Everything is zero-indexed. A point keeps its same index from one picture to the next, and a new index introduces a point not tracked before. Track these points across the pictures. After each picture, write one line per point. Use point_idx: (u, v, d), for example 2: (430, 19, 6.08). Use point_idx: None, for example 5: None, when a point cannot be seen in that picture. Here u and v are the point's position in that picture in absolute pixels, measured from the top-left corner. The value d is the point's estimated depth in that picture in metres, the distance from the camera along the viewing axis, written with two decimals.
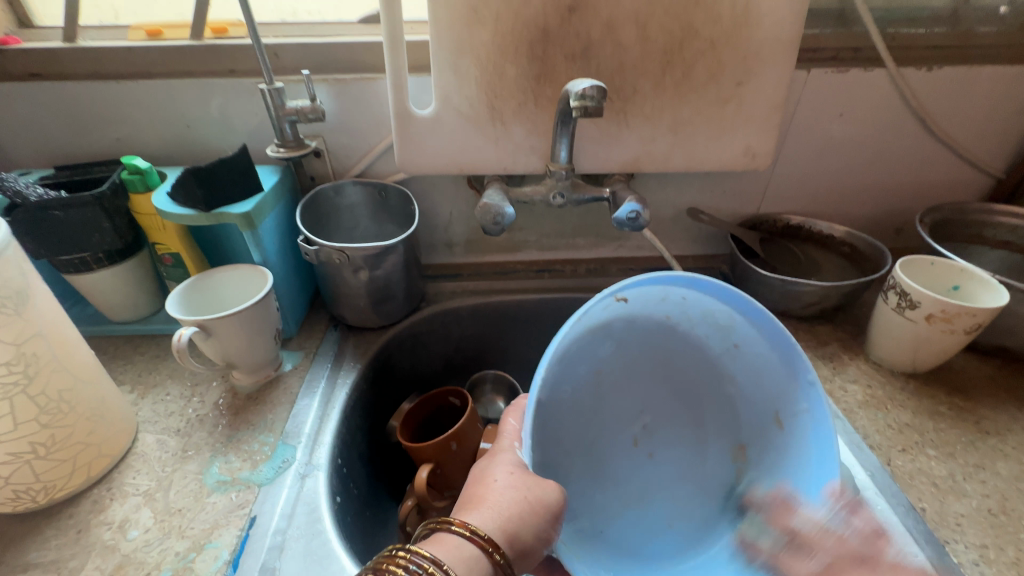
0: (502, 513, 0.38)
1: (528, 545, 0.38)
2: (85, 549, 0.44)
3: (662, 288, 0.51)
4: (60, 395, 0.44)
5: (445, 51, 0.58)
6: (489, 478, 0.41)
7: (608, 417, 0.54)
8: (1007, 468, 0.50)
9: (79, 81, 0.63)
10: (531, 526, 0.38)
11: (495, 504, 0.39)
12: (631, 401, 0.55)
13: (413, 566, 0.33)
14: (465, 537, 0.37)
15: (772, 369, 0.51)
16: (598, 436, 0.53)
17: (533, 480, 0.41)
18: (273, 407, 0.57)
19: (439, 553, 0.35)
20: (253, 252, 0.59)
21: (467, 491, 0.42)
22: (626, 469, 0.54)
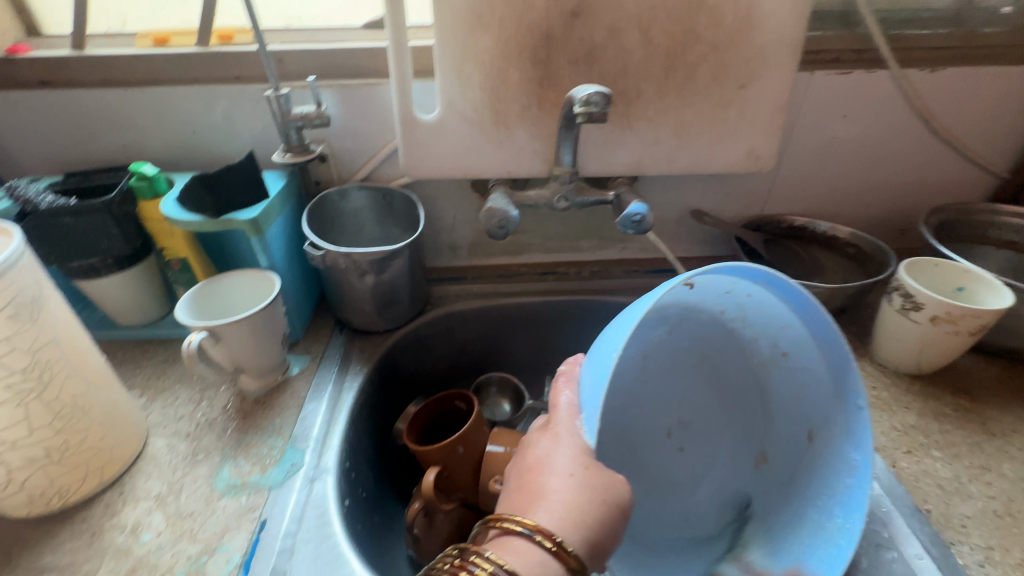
0: (582, 519, 0.38)
1: (604, 544, 0.38)
2: (99, 553, 0.45)
3: (728, 281, 0.48)
4: (74, 400, 0.44)
5: (450, 56, 0.59)
6: (564, 472, 0.39)
7: (648, 400, 0.57)
8: (1013, 469, 0.50)
9: (87, 88, 0.63)
10: (608, 528, 0.38)
11: (575, 507, 0.38)
12: (672, 386, 0.57)
13: None
14: (547, 549, 0.36)
15: (820, 387, 0.48)
16: (635, 417, 0.57)
17: (608, 475, 0.40)
18: (281, 411, 0.58)
19: (521, 566, 0.35)
20: (260, 257, 0.60)
21: (531, 480, 0.40)
22: (657, 454, 0.57)
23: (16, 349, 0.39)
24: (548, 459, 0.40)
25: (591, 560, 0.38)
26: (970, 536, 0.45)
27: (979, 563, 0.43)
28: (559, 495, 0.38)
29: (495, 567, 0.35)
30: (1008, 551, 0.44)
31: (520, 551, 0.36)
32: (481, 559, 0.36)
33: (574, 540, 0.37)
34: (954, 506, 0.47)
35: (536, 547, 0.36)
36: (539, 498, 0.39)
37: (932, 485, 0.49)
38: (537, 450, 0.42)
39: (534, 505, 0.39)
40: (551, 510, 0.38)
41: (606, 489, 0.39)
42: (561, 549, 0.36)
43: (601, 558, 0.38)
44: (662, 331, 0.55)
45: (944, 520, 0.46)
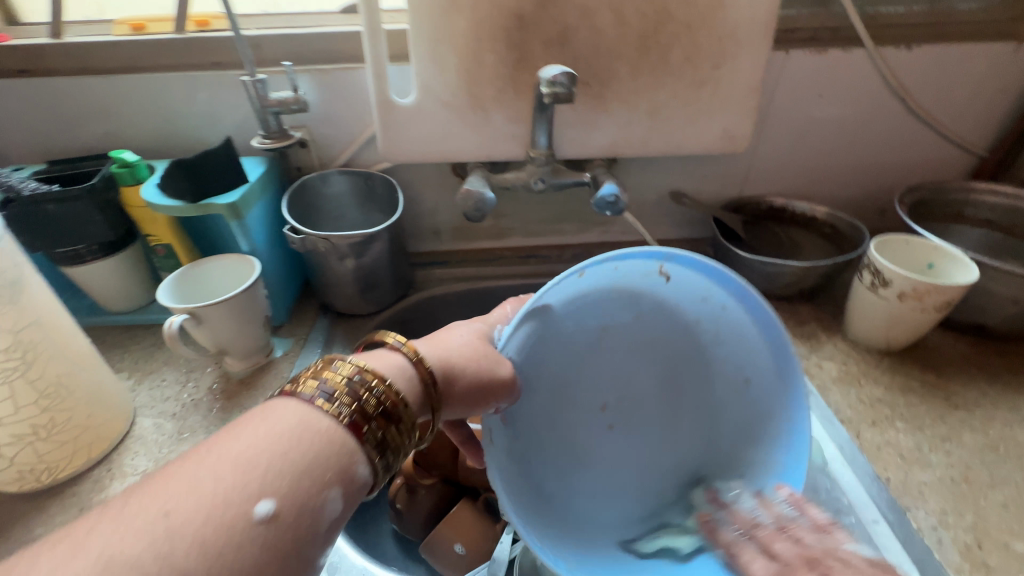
0: (449, 356, 0.40)
1: (464, 391, 0.39)
2: None
3: (707, 285, 0.48)
4: (59, 379, 0.46)
5: (424, 39, 0.59)
6: (461, 334, 0.43)
7: (599, 382, 0.52)
8: (973, 439, 0.52)
9: (67, 77, 0.64)
10: (472, 376, 0.39)
11: (450, 352, 0.40)
12: (625, 374, 0.53)
13: (356, 376, 0.33)
14: (408, 359, 0.37)
15: (767, 418, 0.48)
16: (571, 393, 0.51)
17: (493, 351, 0.42)
18: (265, 391, 0.59)
19: (383, 368, 0.35)
20: (241, 242, 0.61)
21: (430, 338, 0.45)
22: (593, 441, 0.52)
23: None
24: (454, 328, 0.45)
25: (457, 396, 0.38)
26: (926, 502, 0.46)
27: (932, 527, 0.45)
28: (447, 346, 0.41)
29: (359, 366, 0.34)
30: (961, 515, 0.45)
31: (383, 359, 0.36)
32: (347, 359, 0.34)
33: (436, 367, 0.38)
34: (913, 474, 0.49)
35: (400, 359, 0.37)
36: (427, 341, 0.42)
37: (893, 454, 0.50)
38: (447, 327, 0.46)
39: (416, 344, 0.41)
40: (427, 349, 0.40)
41: (489, 354, 0.42)
42: (420, 363, 0.37)
43: (455, 399, 0.38)
44: (631, 315, 0.50)
45: (903, 487, 0.48)
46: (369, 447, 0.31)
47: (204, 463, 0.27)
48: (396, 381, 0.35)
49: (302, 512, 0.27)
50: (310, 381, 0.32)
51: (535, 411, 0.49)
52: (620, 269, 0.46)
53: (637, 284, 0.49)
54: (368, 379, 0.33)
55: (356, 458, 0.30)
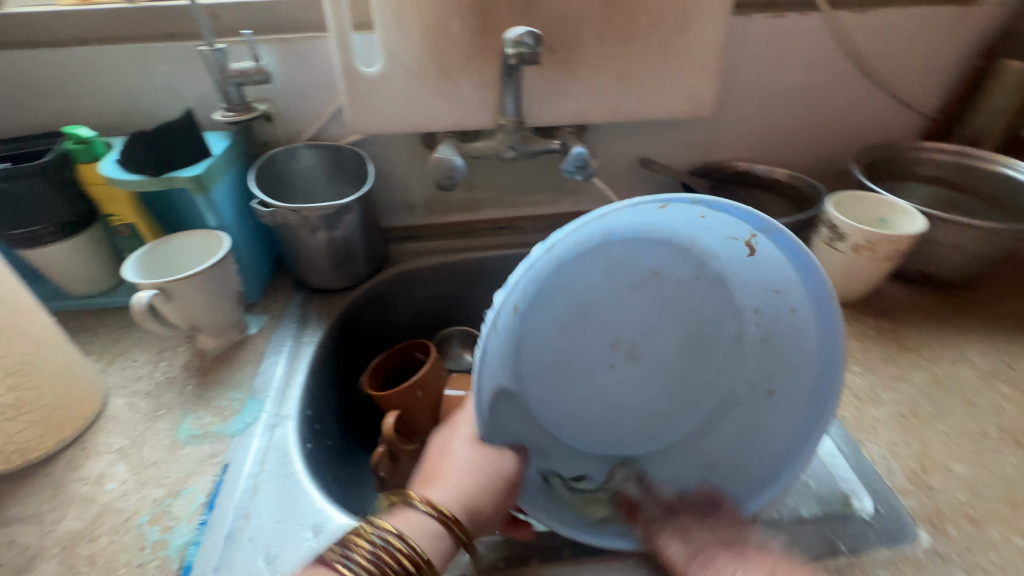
0: (463, 491, 0.40)
1: (485, 514, 0.40)
2: (63, 502, 0.46)
3: (788, 277, 0.42)
4: (24, 357, 0.45)
5: (388, 6, 0.58)
6: (464, 453, 0.43)
7: (625, 323, 0.50)
8: (921, 378, 0.56)
9: (12, 51, 0.61)
10: (493, 499, 0.40)
11: (466, 485, 0.40)
12: (658, 324, 0.50)
13: (378, 541, 0.35)
14: (432, 516, 0.38)
15: (771, 432, 0.46)
16: (592, 318, 0.49)
17: (499, 455, 0.42)
18: (241, 366, 0.59)
19: (405, 528, 0.37)
20: (208, 218, 0.60)
21: (427, 465, 0.44)
22: (589, 375, 0.51)
23: None
24: (450, 446, 0.44)
25: (477, 526, 0.40)
26: (878, 435, 0.50)
27: (883, 456, 0.48)
28: (455, 476, 0.41)
29: (384, 530, 0.36)
30: (909, 445, 0.49)
31: (410, 520, 0.38)
32: (370, 523, 0.36)
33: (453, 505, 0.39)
34: (867, 412, 0.52)
35: (423, 516, 0.38)
36: (436, 478, 0.41)
37: (849, 395, 0.54)
38: (438, 438, 0.46)
39: (430, 483, 0.41)
40: (444, 485, 0.41)
41: (492, 465, 0.42)
42: (443, 515, 0.38)
43: (483, 525, 0.40)
44: (692, 269, 0.46)
45: (857, 423, 0.51)
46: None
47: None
48: (423, 545, 0.36)
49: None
50: (344, 548, 0.34)
51: (542, 322, 0.46)
52: (712, 216, 0.40)
53: (717, 249, 0.45)
54: (393, 544, 0.35)
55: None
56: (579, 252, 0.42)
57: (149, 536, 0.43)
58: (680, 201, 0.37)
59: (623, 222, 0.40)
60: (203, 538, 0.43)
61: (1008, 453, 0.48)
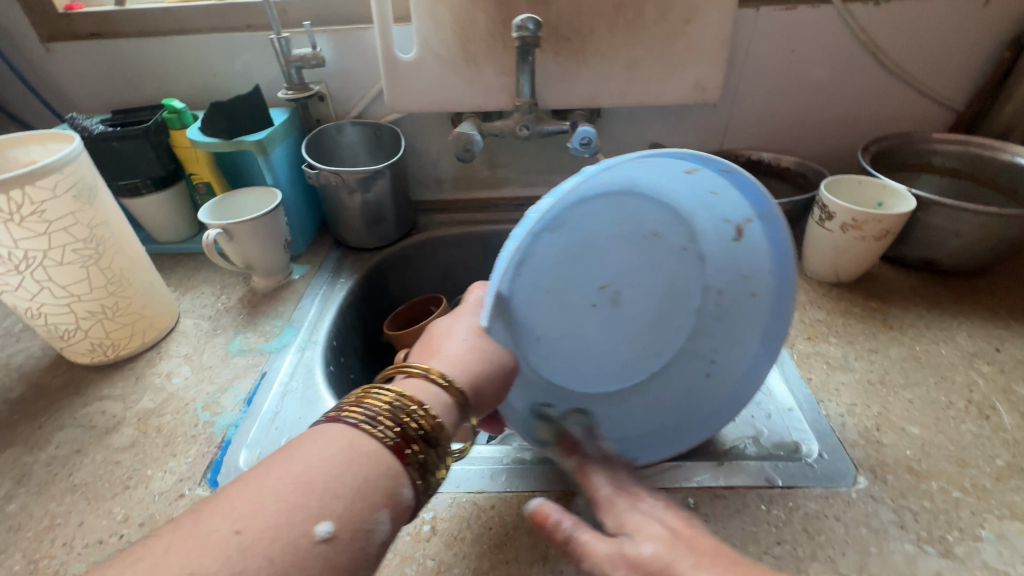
0: (465, 364, 0.41)
1: (486, 394, 0.41)
2: (142, 388, 0.58)
3: (756, 269, 0.46)
4: (122, 272, 0.57)
5: (423, 0, 0.68)
6: (460, 337, 0.43)
7: (609, 267, 0.52)
8: (898, 351, 0.57)
9: (127, 38, 0.76)
10: (493, 382, 0.42)
11: (467, 360, 0.41)
12: (643, 274, 0.52)
13: (396, 403, 0.36)
14: (439, 385, 0.39)
15: (704, 398, 0.50)
16: (581, 263, 0.51)
17: (500, 346, 0.44)
18: (284, 302, 0.70)
19: (418, 396, 0.38)
20: (267, 176, 0.72)
21: (428, 342, 0.44)
22: (568, 309, 0.52)
23: (78, 223, 0.52)
24: (450, 329, 0.45)
25: (480, 407, 0.41)
26: (839, 396, 0.53)
27: (840, 413, 0.51)
28: (451, 350, 0.42)
29: (398, 395, 0.37)
30: (868, 406, 0.51)
31: (417, 387, 0.39)
32: (386, 390, 0.37)
33: (459, 378, 0.40)
34: (834, 376, 0.55)
35: (432, 387, 0.39)
36: (437, 353, 0.42)
37: (820, 361, 0.57)
38: (442, 325, 0.46)
39: (432, 357, 0.42)
40: (446, 359, 0.41)
41: (496, 354, 0.43)
42: (450, 386, 0.39)
43: (485, 404, 0.41)
44: (686, 234, 0.49)
45: (821, 385, 0.54)
46: (412, 471, 0.33)
47: (259, 483, 0.30)
48: (434, 411, 0.37)
49: (356, 523, 0.30)
50: (358, 411, 0.35)
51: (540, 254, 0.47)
52: (721, 195, 0.43)
53: (709, 226, 0.47)
54: (408, 406, 0.36)
55: (401, 481, 0.33)
56: (605, 185, 0.43)
57: (201, 417, 0.55)
58: (709, 167, 0.39)
59: (653, 168, 0.42)
60: (241, 423, 0.54)
61: (970, 421, 0.49)
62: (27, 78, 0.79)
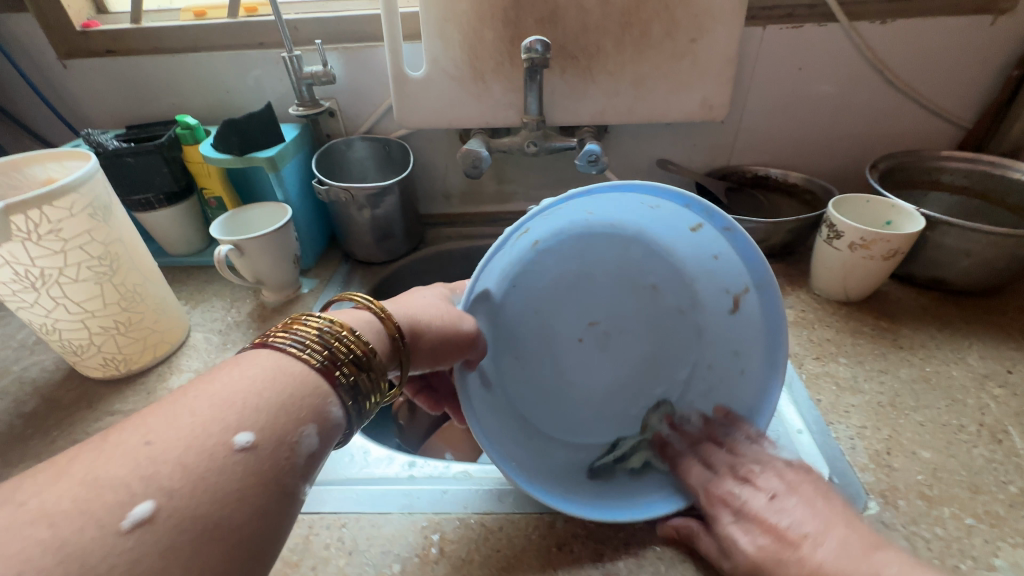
0: (414, 313, 0.43)
1: (428, 340, 0.42)
2: (153, 403, 0.59)
3: (744, 343, 0.52)
4: (135, 288, 0.58)
5: (432, 19, 0.69)
6: (422, 297, 0.46)
7: (612, 313, 0.61)
8: (908, 373, 0.57)
9: (143, 55, 0.77)
10: (438, 329, 0.43)
11: (418, 311, 0.43)
12: (636, 323, 0.61)
13: (325, 326, 0.37)
14: (378, 318, 0.41)
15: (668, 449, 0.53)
16: (585, 298, 0.60)
17: (456, 307, 0.46)
18: (293, 316, 0.71)
19: (354, 322, 0.39)
20: (277, 192, 0.73)
21: (392, 296, 0.47)
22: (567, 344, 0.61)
23: (93, 240, 0.53)
24: (415, 291, 0.48)
25: (422, 352, 0.42)
26: (849, 418, 0.53)
27: (849, 436, 0.51)
28: (409, 303, 0.45)
29: (330, 319, 0.38)
30: (878, 429, 0.51)
31: (356, 316, 0.40)
32: (319, 314, 0.38)
33: (398, 317, 0.42)
34: (843, 397, 0.55)
35: (370, 320, 0.40)
36: (393, 301, 0.45)
37: (829, 382, 0.57)
38: (407, 286, 0.50)
39: (387, 305, 0.44)
40: (397, 307, 0.43)
41: (448, 311, 0.45)
42: (388, 322, 0.41)
43: (426, 353, 0.42)
44: (692, 300, 0.56)
45: (831, 407, 0.54)
46: (336, 390, 0.34)
47: (172, 404, 0.30)
48: (366, 337, 0.38)
49: (280, 435, 0.30)
50: (287, 333, 0.36)
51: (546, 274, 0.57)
52: (722, 263, 0.50)
53: (710, 295, 0.54)
54: (337, 329, 0.37)
55: (328, 400, 0.33)
56: (622, 229, 0.54)
57: None
58: (713, 218, 0.45)
59: (668, 226, 0.52)
60: None
61: (982, 445, 0.49)
62: (44, 94, 0.80)
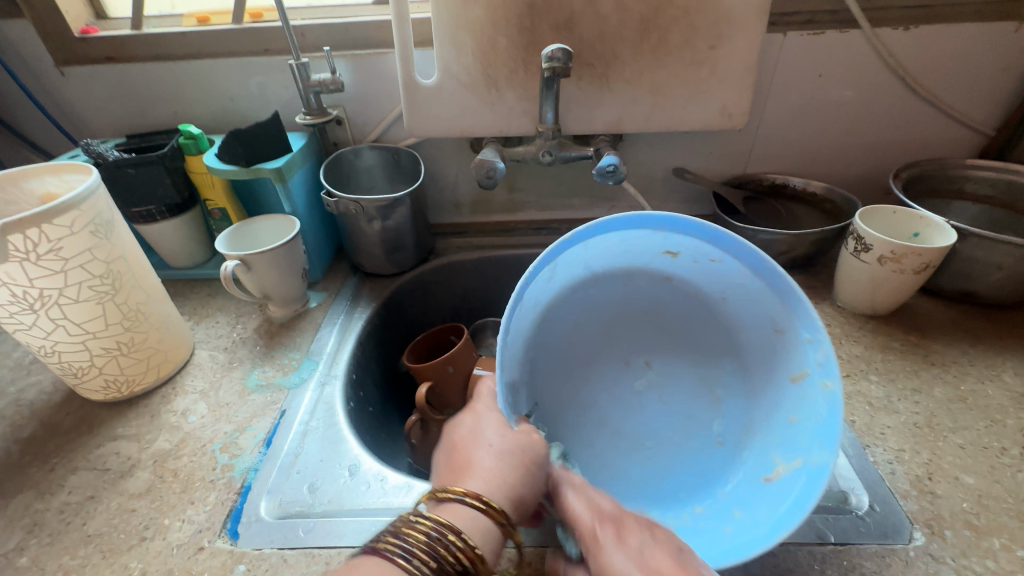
0: (502, 480, 0.39)
1: (527, 500, 0.39)
2: (157, 427, 0.56)
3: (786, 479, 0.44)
4: (138, 306, 0.55)
5: (444, 26, 0.66)
6: (488, 443, 0.41)
7: (670, 367, 0.56)
8: (943, 391, 0.55)
9: (144, 63, 0.75)
10: (531, 485, 0.40)
11: (503, 473, 0.39)
12: (693, 386, 0.54)
13: (434, 534, 0.34)
14: (479, 510, 0.37)
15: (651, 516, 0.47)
16: (654, 334, 0.57)
17: (527, 439, 0.42)
18: (301, 332, 0.68)
19: (457, 522, 0.36)
20: (285, 204, 0.70)
21: (452, 456, 0.42)
22: (609, 381, 0.56)
23: (95, 258, 0.50)
24: (475, 435, 0.42)
25: (521, 518, 0.39)
26: (886, 441, 0.51)
27: (888, 460, 0.49)
28: (482, 460, 0.40)
29: (435, 522, 0.35)
30: (918, 452, 0.49)
31: (456, 514, 0.36)
32: (422, 515, 0.36)
33: (494, 495, 0.38)
34: (878, 418, 0.53)
35: (474, 513, 0.36)
36: (468, 468, 0.40)
37: (861, 401, 0.55)
38: (463, 431, 0.44)
39: (463, 476, 0.39)
40: (481, 477, 0.39)
41: (526, 452, 0.41)
42: (492, 509, 0.37)
43: (525, 511, 0.39)
44: (766, 377, 0.51)
45: (866, 428, 0.52)
46: None
47: None
48: (472, 538, 0.35)
49: None
50: (393, 539, 0.34)
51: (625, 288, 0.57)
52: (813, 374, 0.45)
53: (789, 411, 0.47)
54: (445, 535, 0.34)
55: None
56: (713, 277, 0.53)
57: (219, 460, 0.52)
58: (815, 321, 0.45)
59: (762, 283, 0.49)
60: (261, 466, 0.52)
61: None
62: (41, 103, 0.78)
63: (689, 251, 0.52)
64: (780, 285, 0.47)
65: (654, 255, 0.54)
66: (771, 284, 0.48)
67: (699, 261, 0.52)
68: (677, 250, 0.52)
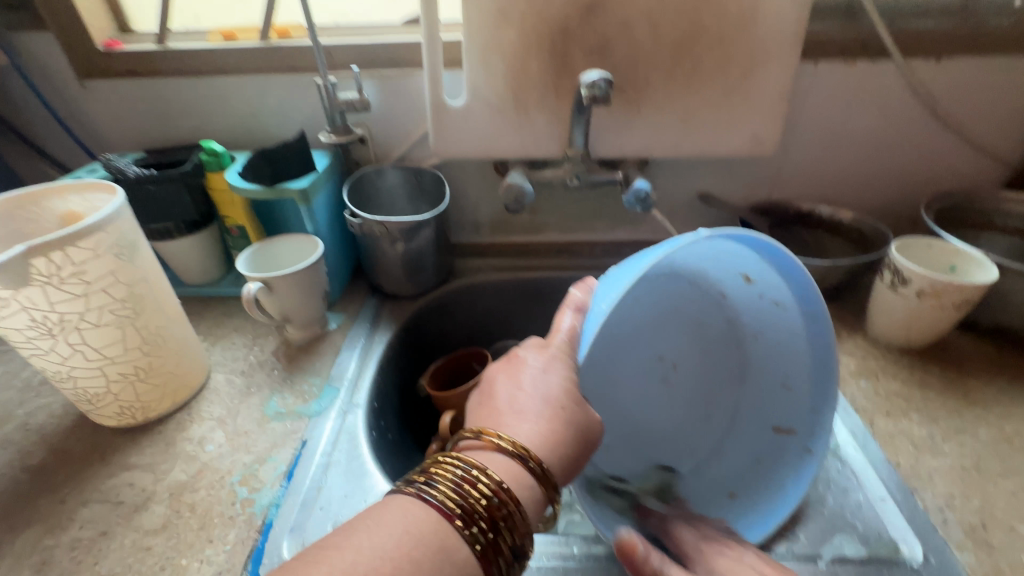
0: (559, 447, 0.37)
1: (572, 471, 0.38)
2: (173, 457, 0.54)
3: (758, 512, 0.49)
4: (158, 330, 0.53)
5: (476, 48, 0.66)
6: (552, 401, 0.39)
7: (693, 369, 0.57)
8: (988, 433, 0.54)
9: (166, 77, 0.74)
10: (580, 461, 0.39)
11: (559, 439, 0.38)
12: (707, 397, 0.57)
13: (495, 500, 0.33)
14: (536, 476, 0.36)
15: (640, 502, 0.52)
16: (696, 339, 0.56)
17: (589, 412, 0.40)
18: (321, 357, 0.66)
19: (513, 485, 0.35)
20: (307, 224, 0.69)
21: (510, 395, 0.40)
22: (638, 368, 0.56)
23: (117, 281, 0.48)
24: (538, 380, 0.40)
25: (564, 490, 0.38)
26: (934, 486, 0.49)
27: (939, 507, 0.47)
28: (537, 415, 0.38)
29: (497, 485, 0.34)
30: (969, 499, 0.48)
31: (514, 474, 0.35)
32: (484, 474, 0.34)
33: (551, 458, 0.37)
34: (924, 461, 0.51)
35: (528, 475, 0.36)
36: (526, 414, 0.38)
37: (905, 442, 0.53)
38: (528, 372, 0.41)
39: (521, 422, 0.38)
40: (538, 433, 0.37)
41: (584, 426, 0.39)
42: (547, 477, 0.36)
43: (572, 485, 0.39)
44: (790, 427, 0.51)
45: (912, 472, 0.50)
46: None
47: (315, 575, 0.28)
48: (526, 505, 0.35)
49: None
50: (450, 494, 0.33)
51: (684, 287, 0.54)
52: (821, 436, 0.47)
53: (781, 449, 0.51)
54: (505, 504, 0.34)
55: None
56: (763, 315, 0.51)
57: (238, 494, 0.50)
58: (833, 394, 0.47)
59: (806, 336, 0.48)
60: (283, 501, 0.50)
61: None
62: (60, 116, 0.77)
63: (764, 286, 0.49)
64: (825, 360, 0.47)
65: (728, 272, 0.51)
66: (813, 352, 0.48)
67: (765, 299, 0.50)
68: (755, 279, 0.49)
